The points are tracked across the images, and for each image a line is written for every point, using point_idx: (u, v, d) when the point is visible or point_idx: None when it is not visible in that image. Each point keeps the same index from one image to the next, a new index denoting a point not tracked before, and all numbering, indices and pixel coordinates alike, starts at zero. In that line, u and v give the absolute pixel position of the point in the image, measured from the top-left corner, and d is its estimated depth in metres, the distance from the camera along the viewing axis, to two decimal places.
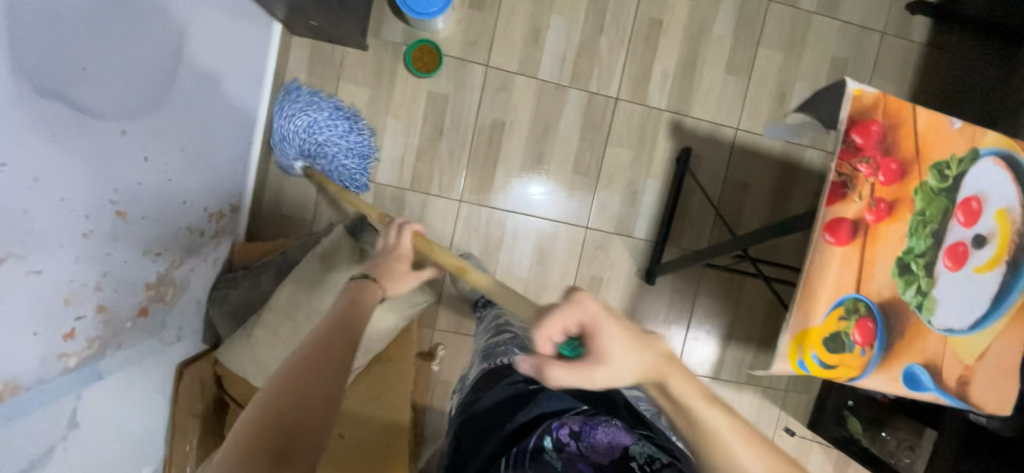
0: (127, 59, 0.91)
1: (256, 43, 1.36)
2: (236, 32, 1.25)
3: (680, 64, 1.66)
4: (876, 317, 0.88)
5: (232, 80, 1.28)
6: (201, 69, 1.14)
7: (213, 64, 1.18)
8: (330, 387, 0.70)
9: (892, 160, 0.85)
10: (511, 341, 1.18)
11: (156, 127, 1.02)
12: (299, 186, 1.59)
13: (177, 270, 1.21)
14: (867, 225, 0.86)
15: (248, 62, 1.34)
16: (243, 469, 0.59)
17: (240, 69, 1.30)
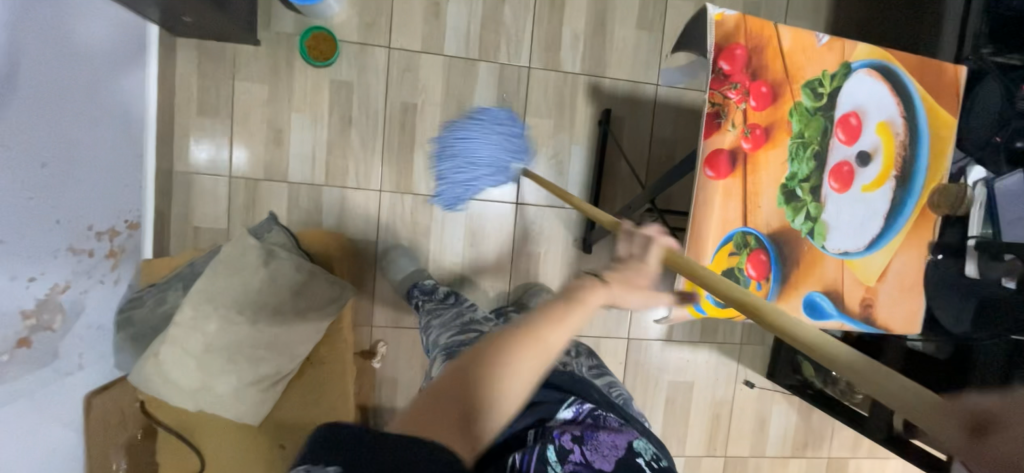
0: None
1: (121, 43, 1.27)
2: (93, 34, 1.17)
3: (590, 24, 1.62)
4: (767, 249, 0.85)
5: (96, 89, 1.20)
6: (51, 74, 1.05)
7: (68, 69, 1.10)
8: (528, 365, 0.59)
9: (762, 84, 0.82)
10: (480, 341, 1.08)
11: (0, 140, 0.94)
12: (208, 195, 1.52)
13: (63, 295, 1.13)
14: (745, 155, 0.82)
15: (113, 65, 1.25)
16: (429, 417, 0.57)
17: (104, 75, 1.22)
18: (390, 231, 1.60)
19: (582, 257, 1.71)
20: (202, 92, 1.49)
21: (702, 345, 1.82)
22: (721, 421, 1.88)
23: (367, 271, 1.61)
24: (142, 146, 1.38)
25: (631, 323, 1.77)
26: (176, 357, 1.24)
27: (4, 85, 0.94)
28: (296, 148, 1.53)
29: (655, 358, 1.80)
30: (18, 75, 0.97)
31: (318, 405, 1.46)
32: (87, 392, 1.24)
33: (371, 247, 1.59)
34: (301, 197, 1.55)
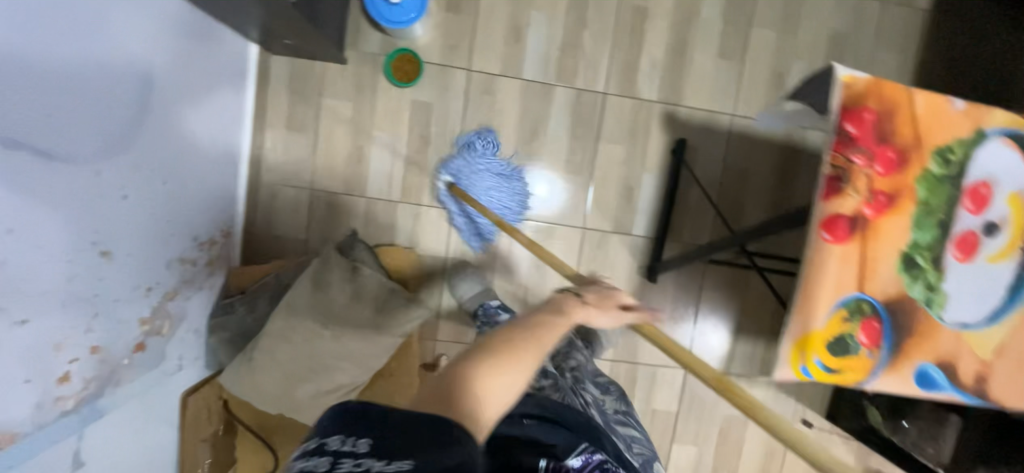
0: (96, 96, 0.90)
1: (227, 64, 1.34)
2: (207, 57, 1.24)
3: (669, 52, 1.60)
4: (881, 317, 0.83)
5: (207, 107, 1.28)
6: (174, 97, 1.13)
7: (186, 91, 1.17)
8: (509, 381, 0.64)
9: (889, 149, 0.80)
10: None
11: (133, 161, 1.02)
12: (290, 207, 1.58)
13: (171, 302, 1.22)
14: (866, 220, 0.81)
15: (220, 85, 1.32)
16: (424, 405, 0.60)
17: (212, 95, 1.30)
18: (458, 249, 1.64)
19: (646, 285, 1.70)
20: (290, 107, 1.55)
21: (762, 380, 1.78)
22: (775, 458, 1.85)
23: (434, 287, 1.65)
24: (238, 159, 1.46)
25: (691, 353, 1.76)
26: (264, 365, 1.31)
27: (138, 111, 1.01)
28: (375, 165, 1.58)
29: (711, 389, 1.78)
30: (149, 100, 1.04)
31: None
32: (184, 390, 1.34)
33: (438, 264, 1.63)
34: (377, 212, 1.60)
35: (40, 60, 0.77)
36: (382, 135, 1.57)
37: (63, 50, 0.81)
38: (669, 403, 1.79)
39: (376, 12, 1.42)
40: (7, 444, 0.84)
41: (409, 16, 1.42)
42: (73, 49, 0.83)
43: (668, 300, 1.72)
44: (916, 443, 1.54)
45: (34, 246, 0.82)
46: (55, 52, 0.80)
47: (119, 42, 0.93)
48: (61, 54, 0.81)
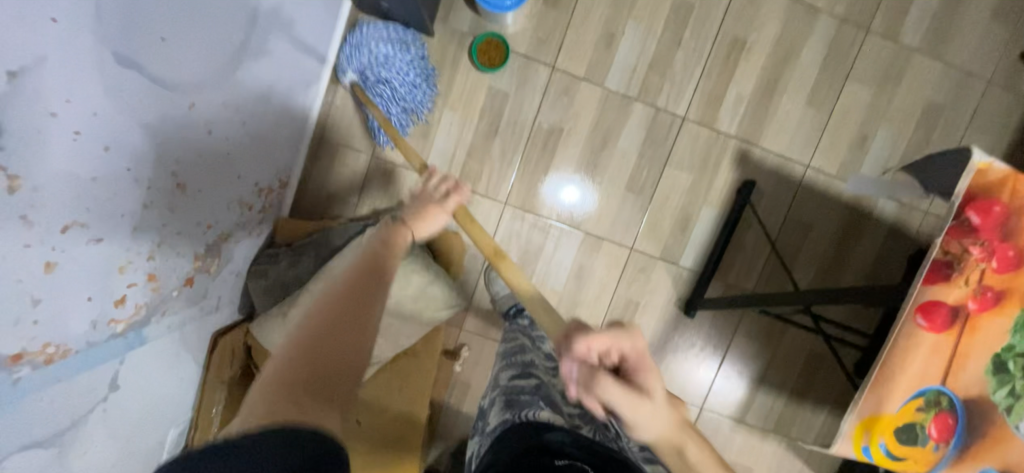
0: (205, 26, 0.87)
1: (322, 17, 1.32)
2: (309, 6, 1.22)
3: (758, 89, 1.55)
4: (958, 414, 0.78)
5: (297, 57, 1.26)
6: (271, 41, 1.11)
7: (282, 37, 1.16)
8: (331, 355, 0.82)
9: (1012, 246, 0.76)
10: (538, 391, 1.09)
11: (223, 98, 1.00)
12: (347, 169, 1.56)
13: (224, 243, 1.21)
14: (968, 314, 0.78)
15: (311, 37, 1.30)
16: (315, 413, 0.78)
17: (305, 45, 1.28)
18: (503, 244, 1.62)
19: (680, 317, 1.67)
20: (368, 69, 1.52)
21: (774, 435, 1.76)
22: None
23: (471, 276, 1.63)
24: (309, 112, 1.44)
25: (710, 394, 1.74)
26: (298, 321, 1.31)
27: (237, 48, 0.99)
28: (439, 143, 1.56)
29: (722, 433, 1.76)
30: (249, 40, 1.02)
31: (403, 393, 1.52)
32: (216, 330, 1.35)
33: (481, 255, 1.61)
34: None
35: None
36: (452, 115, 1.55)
37: None
38: None
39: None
40: (59, 358, 0.83)
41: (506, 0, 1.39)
42: None
43: (699, 337, 1.69)
44: None
45: (123, 168, 0.81)
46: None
47: None
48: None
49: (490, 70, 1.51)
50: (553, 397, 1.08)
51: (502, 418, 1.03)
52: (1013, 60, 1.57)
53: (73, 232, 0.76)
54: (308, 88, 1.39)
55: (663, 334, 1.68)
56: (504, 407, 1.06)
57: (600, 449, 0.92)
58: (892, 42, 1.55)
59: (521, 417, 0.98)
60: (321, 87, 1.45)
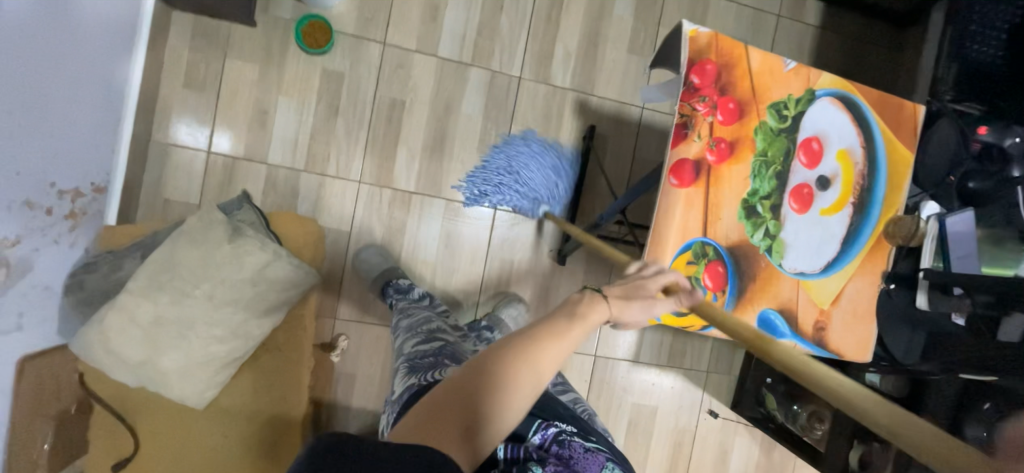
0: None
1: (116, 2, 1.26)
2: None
3: (582, 43, 1.67)
4: (725, 261, 0.86)
5: (90, 50, 1.21)
6: (40, 20, 1.04)
7: (58, 18, 1.09)
8: (516, 386, 0.61)
9: (729, 99, 0.84)
10: (442, 351, 1.01)
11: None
12: (182, 170, 1.50)
13: (12, 249, 1.07)
14: (709, 166, 0.84)
15: (103, 21, 1.23)
16: (436, 424, 0.57)
17: (99, 39, 1.23)
18: (365, 222, 1.59)
19: (556, 268, 1.70)
20: (191, 65, 1.48)
21: (670, 368, 1.82)
22: (683, 449, 1.85)
23: (336, 262, 1.59)
24: (120, 108, 1.35)
25: (602, 340, 1.76)
26: (122, 328, 1.19)
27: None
28: (278, 131, 1.53)
29: (621, 378, 1.79)
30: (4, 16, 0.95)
31: (269, 393, 1.41)
32: (23, 354, 1.16)
33: (344, 238, 1.58)
34: (278, 180, 1.54)
35: None
36: (289, 101, 1.53)
37: None
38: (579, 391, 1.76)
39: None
40: None
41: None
42: None
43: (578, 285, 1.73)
44: (805, 425, 1.59)
45: None
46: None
47: None
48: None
49: (317, 51, 1.52)
50: (457, 352, 1.02)
51: (406, 384, 0.92)
52: None
53: None
54: (112, 79, 1.30)
55: (542, 288, 1.70)
56: (407, 374, 0.95)
57: None
58: None
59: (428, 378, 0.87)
60: (134, 83, 1.38)
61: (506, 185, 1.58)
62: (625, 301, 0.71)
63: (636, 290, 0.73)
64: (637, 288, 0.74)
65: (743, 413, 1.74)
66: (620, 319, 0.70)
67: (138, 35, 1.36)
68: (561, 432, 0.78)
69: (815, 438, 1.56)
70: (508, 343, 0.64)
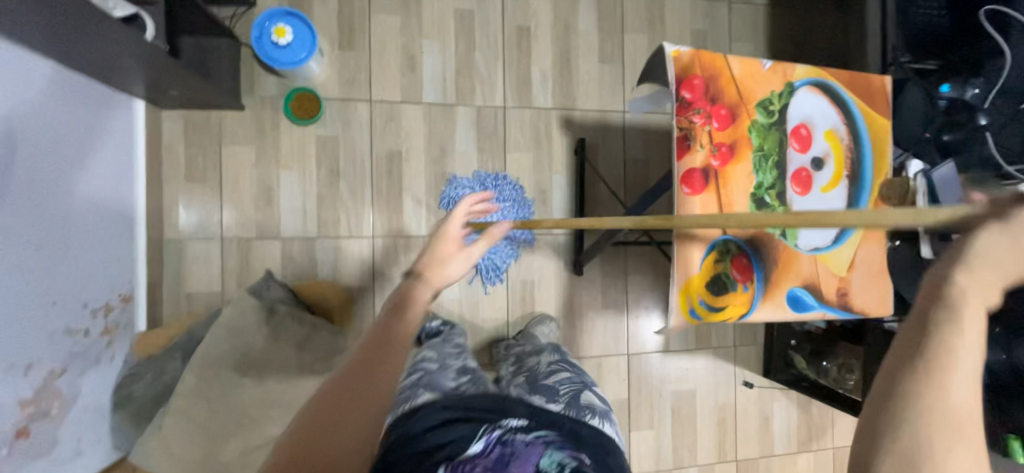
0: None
1: (107, 110, 1.28)
2: (88, 116, 1.21)
3: (556, 63, 1.75)
4: (748, 252, 0.94)
5: (92, 170, 1.23)
6: (50, 146, 1.07)
7: (64, 141, 1.12)
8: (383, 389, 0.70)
9: (720, 107, 0.92)
10: (422, 382, 1.14)
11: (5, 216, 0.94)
12: (199, 262, 1.52)
13: (60, 378, 1.10)
14: (715, 170, 0.91)
15: (99, 132, 1.26)
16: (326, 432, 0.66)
17: (97, 157, 1.25)
18: (386, 274, 1.62)
19: (575, 279, 1.77)
20: (189, 158, 1.52)
21: (700, 351, 1.88)
22: (727, 425, 1.92)
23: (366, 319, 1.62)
24: (129, 212, 1.38)
25: (631, 337, 1.82)
26: (180, 428, 1.21)
27: (15, 166, 0.97)
28: (286, 204, 1.56)
29: (656, 370, 1.85)
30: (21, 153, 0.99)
31: None
32: None
33: (369, 294, 1.61)
34: (295, 251, 1.57)
35: None
36: (290, 174, 1.57)
37: None
38: (619, 391, 1.82)
39: (260, 45, 1.43)
40: None
41: (296, 55, 1.45)
42: None
43: (599, 290, 1.79)
44: (837, 378, 1.67)
45: None
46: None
47: None
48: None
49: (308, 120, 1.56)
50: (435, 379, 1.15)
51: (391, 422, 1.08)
52: None
53: None
54: (116, 185, 1.33)
55: (565, 301, 1.76)
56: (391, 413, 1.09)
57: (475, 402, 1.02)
58: None
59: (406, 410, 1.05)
60: (139, 186, 1.41)
61: None
62: (436, 268, 0.95)
63: (443, 257, 0.97)
64: (444, 256, 0.98)
65: (776, 378, 1.82)
66: (438, 284, 0.93)
67: (134, 143, 1.40)
68: (504, 433, 0.88)
69: (850, 388, 1.64)
70: (364, 352, 0.73)
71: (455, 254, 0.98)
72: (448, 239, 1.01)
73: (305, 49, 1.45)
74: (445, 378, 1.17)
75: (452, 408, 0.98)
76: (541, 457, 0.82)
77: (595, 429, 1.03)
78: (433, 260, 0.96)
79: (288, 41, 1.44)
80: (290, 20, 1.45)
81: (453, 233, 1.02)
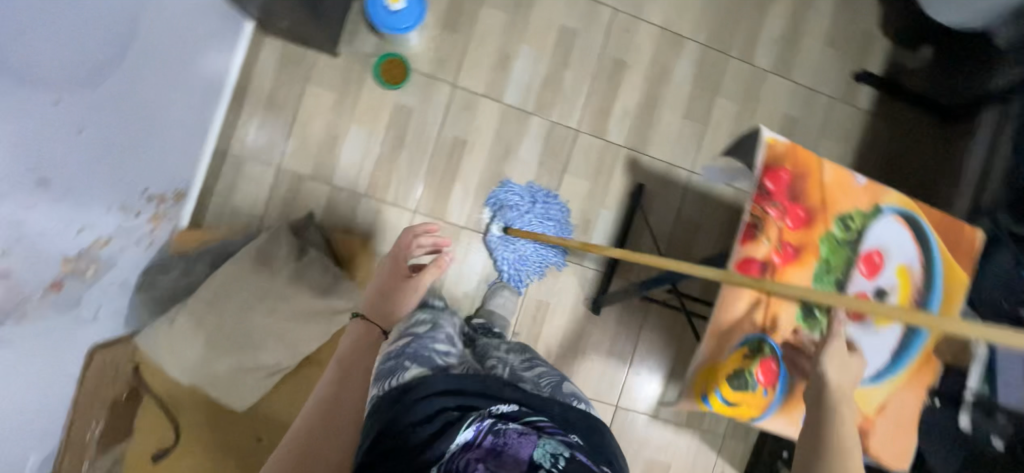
0: (91, 16, 0.89)
1: (217, 21, 1.35)
2: (204, 20, 1.29)
3: (641, 104, 1.73)
4: (779, 359, 0.91)
5: (189, 70, 1.30)
6: (161, 40, 1.14)
7: (175, 39, 1.18)
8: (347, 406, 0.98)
9: (799, 206, 0.89)
10: (408, 355, 1.02)
11: (102, 90, 1.00)
12: (251, 182, 1.57)
13: (103, 247, 1.17)
14: (775, 267, 0.89)
15: (205, 39, 1.33)
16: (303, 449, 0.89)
17: (197, 61, 1.32)
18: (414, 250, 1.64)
19: (588, 316, 1.75)
20: (274, 85, 1.58)
21: (688, 429, 1.83)
22: None
23: None
24: (207, 118, 1.45)
25: (625, 391, 1.79)
26: (188, 329, 1.27)
27: (127, 49, 1.03)
28: (345, 155, 1.61)
29: (638, 432, 1.80)
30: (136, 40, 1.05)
31: None
32: (94, 343, 1.26)
33: None
34: (339, 201, 1.61)
35: None
36: (359, 129, 1.62)
37: None
38: None
39: (373, 1, 1.46)
40: None
41: (402, 23, 1.49)
42: None
43: (609, 334, 1.77)
44: None
45: None
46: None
47: None
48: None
49: (391, 85, 1.61)
50: (424, 353, 1.03)
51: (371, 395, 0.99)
52: (848, 79, 1.83)
53: None
54: (203, 91, 1.39)
55: (573, 334, 1.74)
56: (374, 385, 0.99)
57: (467, 385, 0.93)
58: (750, 64, 1.78)
59: (392, 385, 0.95)
60: (222, 97, 1.49)
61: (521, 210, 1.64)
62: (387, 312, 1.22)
63: (393, 290, 1.25)
64: (394, 290, 1.26)
65: None
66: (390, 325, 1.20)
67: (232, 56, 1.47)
68: (496, 422, 0.85)
69: None
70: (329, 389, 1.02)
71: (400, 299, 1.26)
72: (395, 277, 1.31)
73: (412, 20, 1.49)
74: (434, 350, 1.05)
75: (446, 389, 0.91)
76: (535, 448, 0.81)
77: (582, 411, 1.02)
78: (381, 296, 1.23)
79: (400, 8, 1.48)
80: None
81: (399, 273, 1.31)
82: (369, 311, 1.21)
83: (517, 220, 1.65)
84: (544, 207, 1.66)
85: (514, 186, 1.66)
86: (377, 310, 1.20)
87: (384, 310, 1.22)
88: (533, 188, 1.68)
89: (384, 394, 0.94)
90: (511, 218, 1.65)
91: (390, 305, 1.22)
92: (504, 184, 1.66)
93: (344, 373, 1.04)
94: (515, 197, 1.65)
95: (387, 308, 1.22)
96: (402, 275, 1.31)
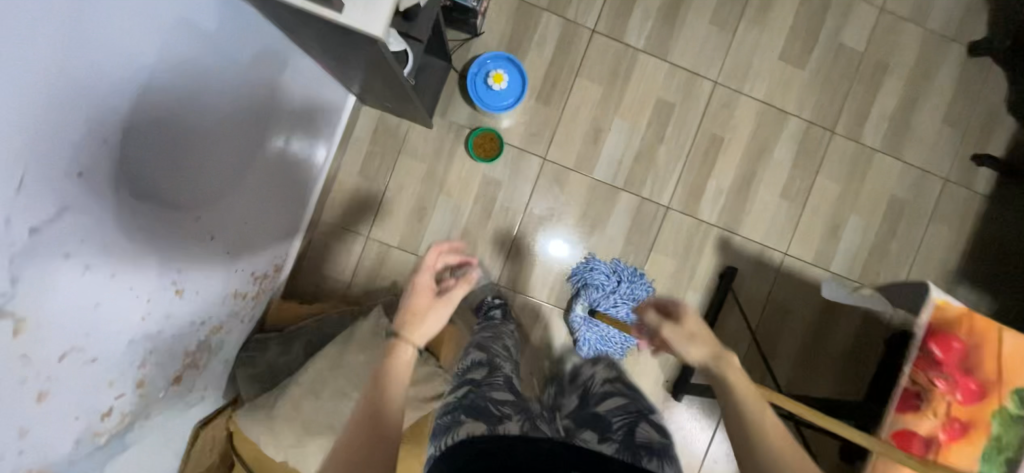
0: (217, 135, 0.96)
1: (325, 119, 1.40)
2: (318, 110, 1.35)
3: (736, 182, 1.65)
4: None
5: (301, 159, 1.36)
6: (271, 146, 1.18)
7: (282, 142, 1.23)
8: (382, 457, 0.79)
9: (971, 380, 1.00)
10: (464, 408, 1.02)
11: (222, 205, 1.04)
12: (341, 251, 1.59)
13: (216, 334, 1.21)
14: (940, 440, 0.99)
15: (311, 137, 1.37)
16: None
17: (308, 148, 1.38)
18: None
19: (667, 400, 1.69)
20: (368, 156, 1.59)
21: None
22: None
23: None
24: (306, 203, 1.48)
25: None
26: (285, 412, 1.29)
27: (240, 160, 1.08)
28: (432, 227, 1.61)
29: None
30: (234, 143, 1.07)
31: None
32: (196, 422, 1.29)
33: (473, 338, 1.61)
34: None
35: (181, 107, 0.83)
36: (447, 201, 1.61)
37: (201, 104, 0.88)
38: None
39: (472, 77, 1.52)
40: None
41: (497, 102, 1.52)
42: (207, 104, 0.90)
43: (688, 420, 1.69)
44: None
45: (126, 288, 0.84)
46: (191, 103, 0.86)
47: (239, 97, 1.00)
48: (198, 107, 0.88)
49: (483, 159, 1.59)
50: (481, 403, 1.03)
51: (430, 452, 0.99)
52: (966, 161, 1.69)
53: (69, 358, 0.76)
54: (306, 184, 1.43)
55: None
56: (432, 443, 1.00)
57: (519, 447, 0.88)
58: (856, 143, 1.67)
59: (449, 443, 0.94)
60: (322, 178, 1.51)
61: (607, 292, 1.54)
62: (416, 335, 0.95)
63: (427, 308, 0.99)
64: (428, 310, 0.99)
65: None
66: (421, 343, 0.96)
67: (336, 131, 1.49)
68: None
69: None
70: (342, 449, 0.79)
71: (433, 304, 1.01)
72: (422, 295, 1.01)
73: (506, 101, 1.52)
74: (489, 398, 1.06)
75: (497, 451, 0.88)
76: None
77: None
78: (415, 313, 0.98)
79: (497, 87, 1.51)
80: (514, 71, 1.53)
81: (428, 283, 1.03)
82: (396, 330, 0.96)
83: (602, 301, 1.55)
84: (631, 287, 1.55)
85: (601, 264, 1.57)
86: (411, 322, 0.97)
87: (414, 325, 0.97)
88: (620, 265, 1.57)
89: (441, 453, 0.93)
90: (595, 299, 1.56)
91: (427, 324, 0.98)
92: (589, 262, 1.57)
93: (417, 307, 0.99)
94: (601, 276, 1.55)
95: (415, 326, 0.97)
96: (431, 287, 1.03)
